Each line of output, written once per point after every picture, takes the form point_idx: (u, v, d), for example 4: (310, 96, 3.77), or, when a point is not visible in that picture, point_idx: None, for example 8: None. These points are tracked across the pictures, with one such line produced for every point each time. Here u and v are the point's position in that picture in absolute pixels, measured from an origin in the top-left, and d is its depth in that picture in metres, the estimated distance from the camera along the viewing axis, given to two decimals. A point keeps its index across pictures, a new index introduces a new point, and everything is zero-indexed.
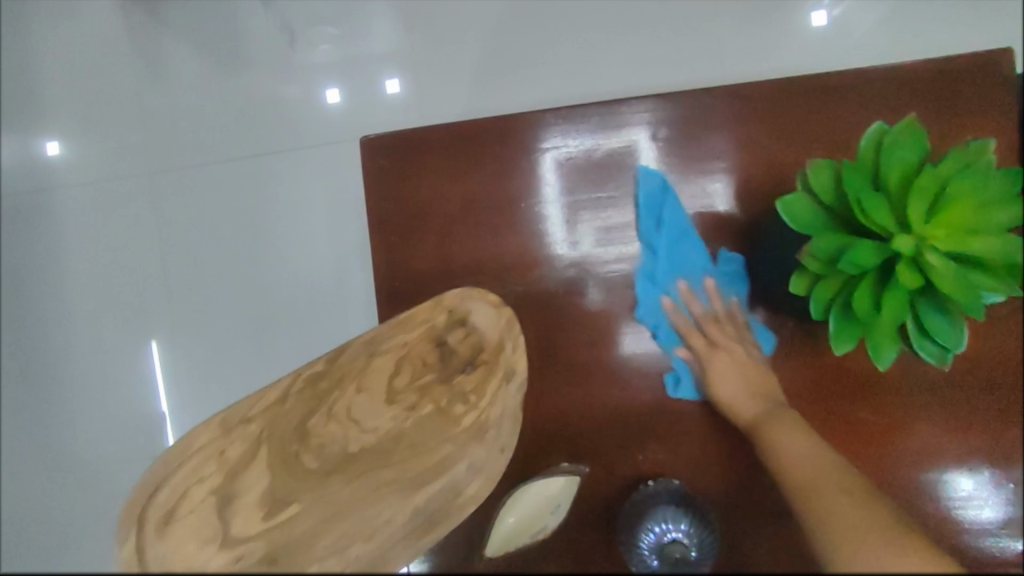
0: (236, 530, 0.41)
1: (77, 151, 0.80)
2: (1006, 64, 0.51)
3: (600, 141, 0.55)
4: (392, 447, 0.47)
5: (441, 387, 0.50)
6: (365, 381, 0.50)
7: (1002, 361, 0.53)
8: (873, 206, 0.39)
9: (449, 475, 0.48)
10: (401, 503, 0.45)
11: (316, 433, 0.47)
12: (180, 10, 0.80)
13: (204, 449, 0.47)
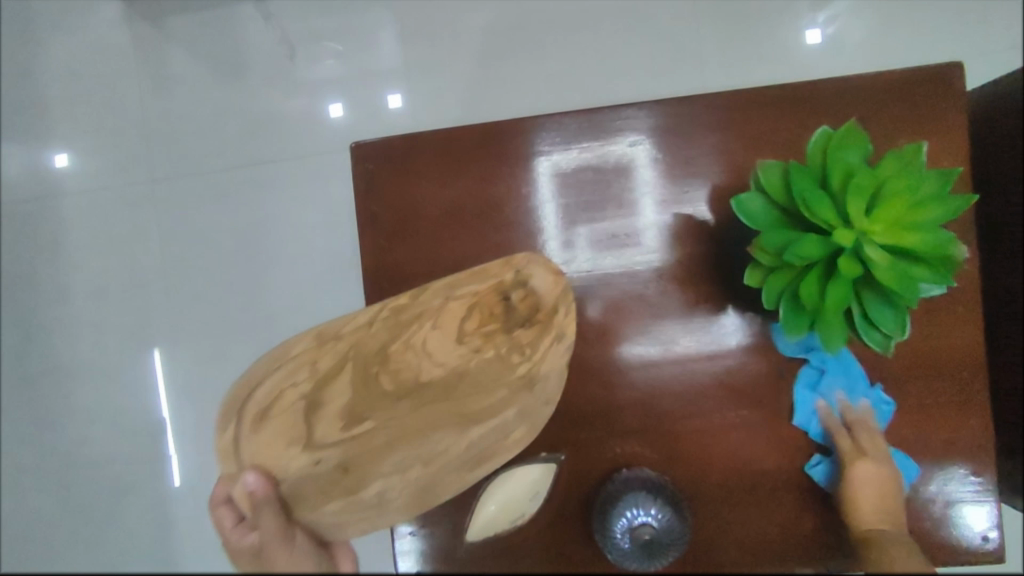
0: (319, 434, 0.44)
1: (88, 160, 0.90)
2: (959, 74, 0.53)
3: (590, 159, 0.57)
4: (456, 385, 0.46)
5: (504, 339, 0.46)
6: (440, 317, 0.47)
7: (963, 358, 0.55)
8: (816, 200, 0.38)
9: (502, 417, 0.47)
10: (458, 436, 0.46)
11: (391, 361, 0.46)
12: (186, 26, 0.90)
13: (300, 357, 0.48)
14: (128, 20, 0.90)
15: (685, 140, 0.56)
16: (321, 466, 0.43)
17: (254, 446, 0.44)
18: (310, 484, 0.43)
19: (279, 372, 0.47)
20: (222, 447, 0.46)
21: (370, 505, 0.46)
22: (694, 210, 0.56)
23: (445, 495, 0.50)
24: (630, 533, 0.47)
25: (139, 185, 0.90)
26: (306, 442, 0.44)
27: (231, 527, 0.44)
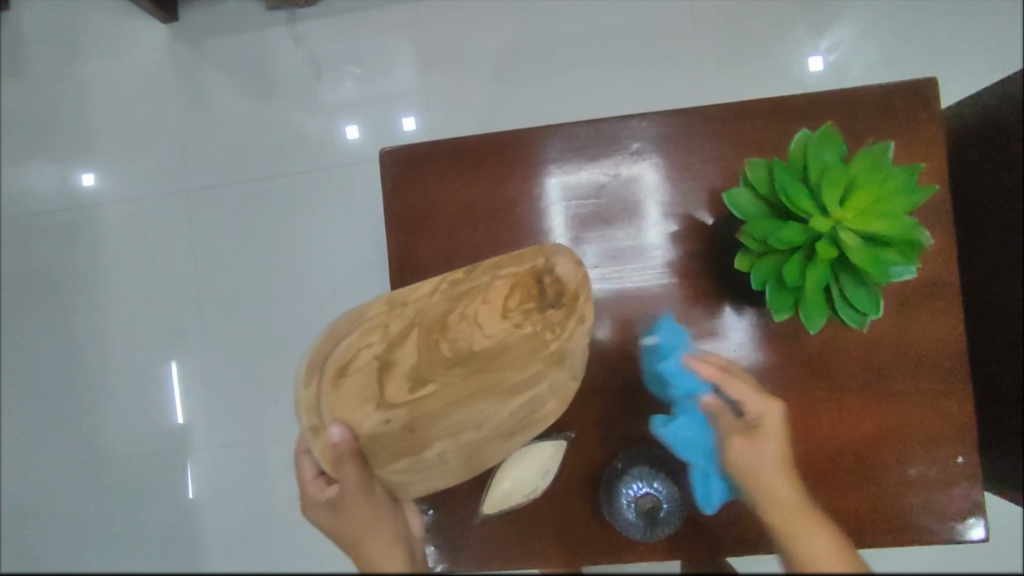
0: (389, 395, 0.49)
1: (133, 177, 1.01)
2: (934, 88, 0.58)
3: (603, 175, 0.62)
4: (499, 358, 0.49)
5: (539, 319, 0.49)
6: (491, 292, 0.50)
7: (946, 349, 0.58)
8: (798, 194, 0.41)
9: (536, 389, 0.51)
10: (500, 404, 0.50)
11: (450, 330, 0.49)
12: (221, 49, 0.99)
13: (374, 320, 0.51)
14: (172, 46, 1.00)
15: (682, 145, 0.61)
16: (390, 425, 0.49)
17: (333, 403, 0.49)
18: (382, 440, 0.49)
19: (353, 333, 0.50)
20: (305, 403, 0.50)
21: (428, 462, 0.51)
22: (690, 209, 0.60)
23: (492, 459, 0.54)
24: (635, 503, 0.54)
25: (171, 195, 1.01)
26: (380, 401, 0.49)
27: (312, 478, 0.51)
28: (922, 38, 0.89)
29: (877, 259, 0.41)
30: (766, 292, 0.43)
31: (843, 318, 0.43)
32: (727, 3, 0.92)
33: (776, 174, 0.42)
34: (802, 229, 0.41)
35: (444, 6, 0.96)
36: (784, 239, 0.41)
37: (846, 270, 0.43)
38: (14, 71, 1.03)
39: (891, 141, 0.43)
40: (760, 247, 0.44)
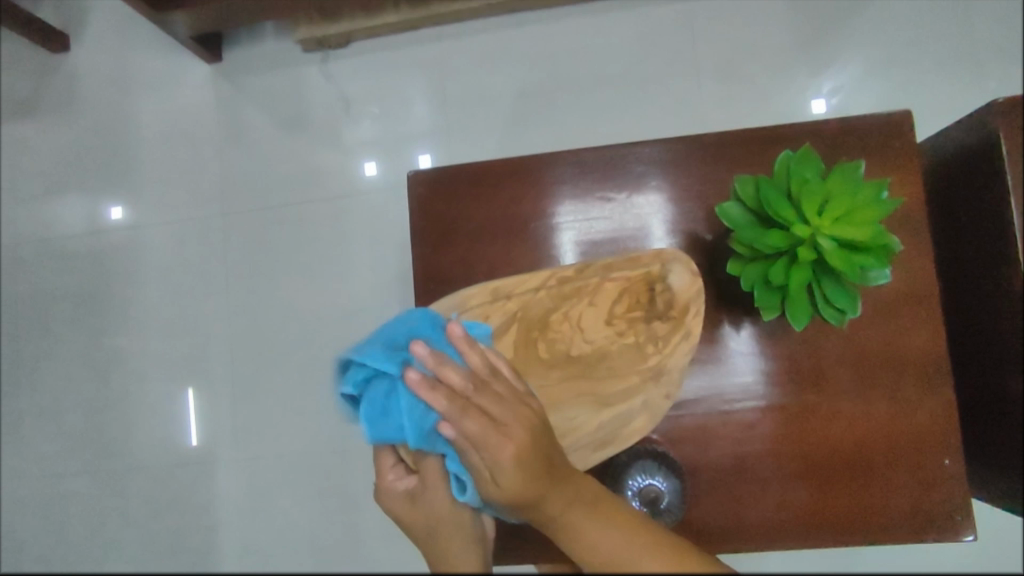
0: None
1: (175, 203, 1.09)
2: (910, 118, 0.64)
3: (610, 202, 0.67)
4: (598, 362, 0.60)
5: (644, 328, 0.60)
6: (599, 297, 0.60)
7: (933, 358, 0.62)
8: (779, 206, 0.46)
9: (630, 401, 0.60)
10: (592, 412, 0.59)
11: (560, 329, 0.60)
12: (260, 87, 1.08)
13: (481, 307, 0.61)
14: (214, 84, 1.09)
15: (684, 166, 0.66)
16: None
17: None
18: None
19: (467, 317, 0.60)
20: None
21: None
22: (692, 226, 0.66)
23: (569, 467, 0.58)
24: (640, 493, 0.57)
25: (209, 220, 1.08)
26: None
27: (391, 465, 0.53)
28: (906, 78, 0.96)
29: (852, 263, 0.45)
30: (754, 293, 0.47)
31: (824, 317, 0.47)
32: (725, 46, 1.00)
33: (759, 189, 0.47)
34: (783, 236, 0.46)
35: (465, 48, 1.05)
36: (769, 244, 0.46)
37: (826, 274, 0.47)
38: (69, 107, 1.13)
39: (865, 158, 0.47)
40: (749, 253, 0.48)
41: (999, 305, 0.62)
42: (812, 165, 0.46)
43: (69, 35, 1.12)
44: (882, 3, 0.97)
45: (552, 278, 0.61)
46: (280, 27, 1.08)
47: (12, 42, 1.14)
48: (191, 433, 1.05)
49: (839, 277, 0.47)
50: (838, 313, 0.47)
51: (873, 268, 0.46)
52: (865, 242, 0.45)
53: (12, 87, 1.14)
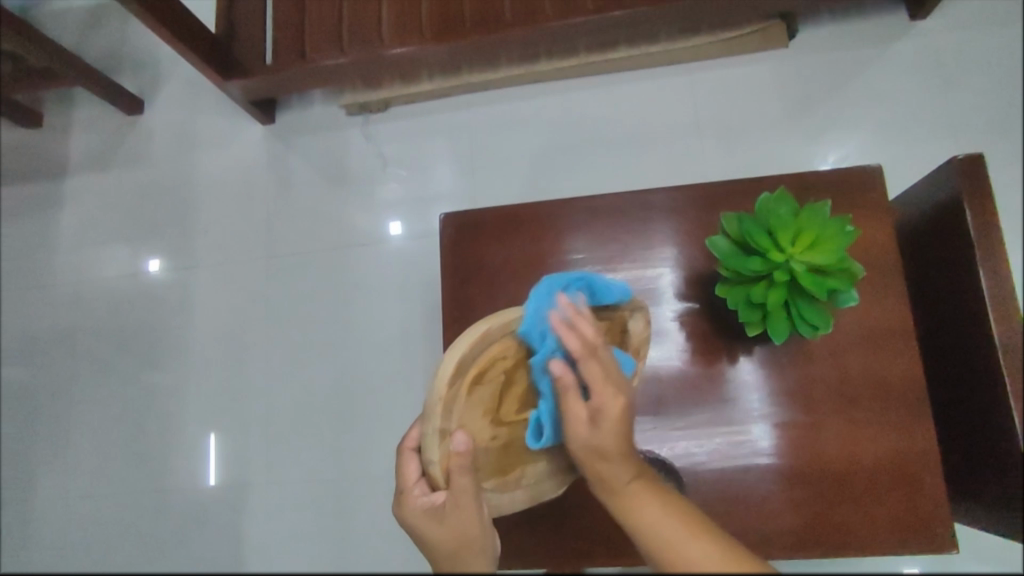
0: (503, 413, 0.53)
1: (224, 246, 1.20)
2: (877, 172, 0.71)
3: (627, 270, 0.75)
4: None
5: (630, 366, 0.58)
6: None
7: (913, 381, 0.66)
8: (757, 237, 0.54)
9: None
10: None
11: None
12: (307, 145, 1.22)
13: (505, 340, 0.53)
14: (267, 142, 1.23)
15: (683, 210, 0.75)
16: (496, 442, 0.53)
17: (463, 410, 0.51)
18: (486, 456, 0.52)
19: (493, 343, 0.52)
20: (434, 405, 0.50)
21: (510, 487, 0.54)
22: (691, 263, 0.74)
23: (548, 494, 0.57)
24: None
25: (253, 261, 1.19)
26: (496, 416, 0.53)
27: (415, 479, 0.53)
28: (887, 143, 1.06)
29: (820, 283, 0.52)
30: (738, 310, 0.54)
31: (801, 332, 0.54)
32: (724, 113, 1.11)
33: (741, 223, 0.55)
34: (760, 262, 0.53)
35: (491, 113, 1.17)
36: (749, 268, 0.54)
37: (800, 293, 0.54)
38: (137, 160, 1.26)
39: (829, 198, 0.55)
40: (734, 277, 0.56)
41: (975, 340, 0.68)
42: (785, 203, 0.54)
43: (144, 99, 1.27)
44: (864, 78, 1.08)
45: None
46: (329, 94, 1.22)
47: (93, 104, 1.29)
48: (213, 469, 1.12)
49: (811, 297, 0.54)
50: (812, 328, 0.54)
51: (839, 289, 0.53)
52: (832, 268, 0.53)
53: (89, 143, 1.28)
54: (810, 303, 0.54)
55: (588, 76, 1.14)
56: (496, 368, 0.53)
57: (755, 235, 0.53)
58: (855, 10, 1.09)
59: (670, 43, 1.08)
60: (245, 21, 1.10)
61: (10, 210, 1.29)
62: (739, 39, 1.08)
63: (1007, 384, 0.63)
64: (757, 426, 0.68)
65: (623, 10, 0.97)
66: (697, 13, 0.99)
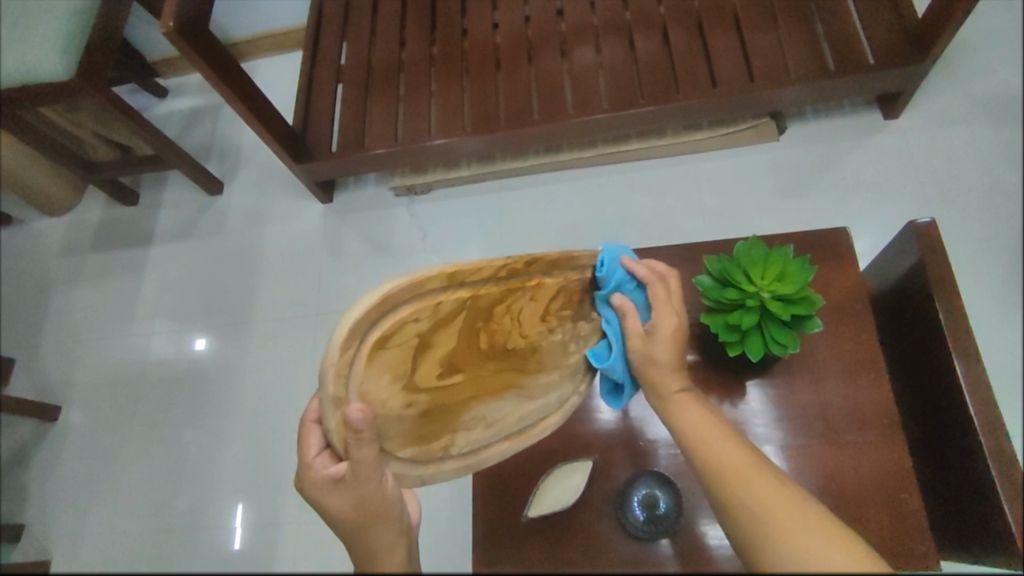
0: (419, 377, 0.54)
1: (279, 304, 1.36)
2: (844, 234, 0.84)
3: None
4: (527, 356, 0.61)
5: (570, 324, 0.63)
6: (540, 292, 0.59)
7: (885, 411, 0.74)
8: (732, 273, 0.69)
9: (544, 399, 0.65)
10: (515, 406, 0.63)
11: (535, 323, 0.60)
12: (359, 219, 1.40)
13: (431, 294, 0.51)
14: (324, 218, 1.42)
15: (678, 261, 0.86)
16: (409, 408, 0.54)
17: (366, 377, 0.50)
18: (396, 423, 0.54)
19: (404, 306, 0.49)
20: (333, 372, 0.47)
21: (434, 454, 0.59)
22: (688, 305, 0.84)
23: (476, 453, 0.63)
24: (641, 506, 0.70)
25: (303, 318, 1.34)
26: (407, 382, 0.53)
27: (316, 452, 0.59)
28: (872, 221, 1.18)
29: (784, 307, 0.67)
30: (720, 331, 0.69)
31: (773, 350, 0.68)
32: (724, 194, 1.26)
33: (721, 264, 0.71)
34: (735, 292, 0.68)
35: (518, 194, 1.35)
36: (727, 297, 0.69)
37: (770, 319, 0.68)
38: (213, 232, 1.46)
39: (789, 243, 0.71)
40: (716, 306, 0.71)
41: (943, 374, 0.75)
42: (754, 247, 0.70)
43: (224, 181, 1.50)
44: (846, 167, 1.23)
45: (504, 268, 0.54)
46: (381, 179, 1.43)
47: (182, 187, 1.52)
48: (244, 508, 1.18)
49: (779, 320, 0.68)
50: (782, 347, 0.68)
51: (802, 313, 0.68)
52: (795, 297, 0.68)
53: (174, 218, 1.50)
54: (779, 325, 0.68)
55: (604, 165, 1.32)
56: (416, 326, 0.51)
57: (731, 271, 0.69)
58: (835, 111, 1.27)
59: (674, 138, 1.28)
60: (317, 117, 1.33)
61: (99, 274, 1.48)
62: (735, 134, 1.27)
63: (972, 407, 0.70)
64: (767, 447, 0.74)
65: (637, 109, 1.18)
66: (695, 113, 1.19)
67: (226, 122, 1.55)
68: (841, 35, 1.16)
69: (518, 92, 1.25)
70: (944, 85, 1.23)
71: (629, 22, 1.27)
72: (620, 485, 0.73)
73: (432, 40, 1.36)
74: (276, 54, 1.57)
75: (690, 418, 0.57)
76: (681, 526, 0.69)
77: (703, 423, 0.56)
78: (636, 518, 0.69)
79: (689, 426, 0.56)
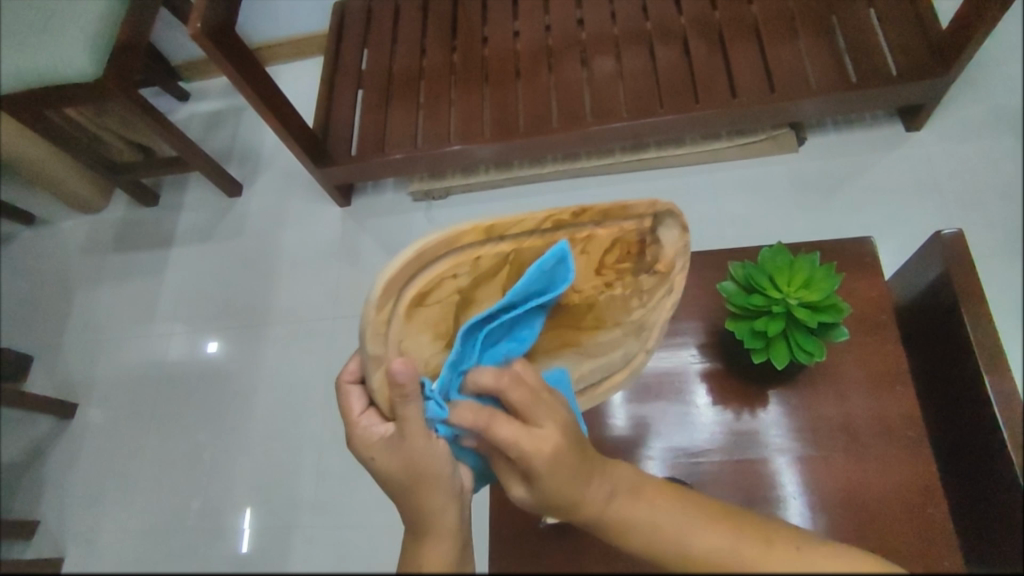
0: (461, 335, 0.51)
1: (295, 305, 1.37)
2: (866, 244, 0.84)
3: (646, 369, 0.80)
4: (584, 313, 0.54)
5: (630, 277, 0.53)
6: (592, 246, 0.49)
7: (910, 422, 0.72)
8: (758, 279, 0.72)
9: (612, 354, 0.59)
10: (574, 364, 0.58)
11: (588, 278, 0.51)
12: (376, 223, 1.41)
13: (466, 247, 0.46)
14: (342, 221, 1.43)
15: (699, 269, 0.86)
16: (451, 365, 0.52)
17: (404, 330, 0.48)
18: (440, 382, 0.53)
19: (443, 261, 0.46)
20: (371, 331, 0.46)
21: None
22: (710, 312, 0.83)
23: None
24: None
25: (320, 320, 1.34)
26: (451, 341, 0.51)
27: (362, 411, 0.57)
28: (895, 233, 1.17)
29: (810, 312, 0.69)
30: (745, 336, 0.71)
31: (797, 356, 0.70)
32: (742, 204, 1.26)
33: (747, 270, 0.73)
34: (761, 299, 0.71)
35: (535, 200, 1.35)
36: (752, 303, 0.71)
37: (795, 325, 0.70)
38: (232, 233, 1.47)
39: (816, 250, 0.73)
40: (742, 312, 0.73)
41: (972, 388, 0.74)
42: (781, 255, 0.73)
43: (245, 185, 1.51)
44: (868, 179, 1.22)
45: (547, 219, 0.46)
46: (399, 185, 1.44)
47: (203, 189, 1.54)
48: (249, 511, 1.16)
49: (805, 327, 0.70)
50: (807, 353, 0.70)
51: (826, 320, 0.69)
52: (819, 304, 0.70)
53: (195, 220, 1.51)
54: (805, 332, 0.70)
55: (623, 172, 1.32)
56: (456, 283, 0.48)
57: (757, 277, 0.72)
58: (855, 123, 1.27)
59: (693, 146, 1.28)
60: (338, 121, 1.35)
61: (120, 275, 1.49)
62: (753, 144, 1.27)
63: (1001, 419, 0.69)
64: (780, 457, 0.73)
65: (656, 117, 1.18)
66: (716, 122, 1.19)
67: (249, 127, 1.57)
68: (863, 46, 1.16)
69: (538, 100, 1.26)
70: (967, 98, 1.22)
71: (650, 33, 1.27)
72: None
73: (453, 48, 1.37)
74: (298, 61, 1.60)
75: (641, 508, 0.46)
76: None
77: (663, 513, 0.45)
78: None
79: (648, 518, 0.45)
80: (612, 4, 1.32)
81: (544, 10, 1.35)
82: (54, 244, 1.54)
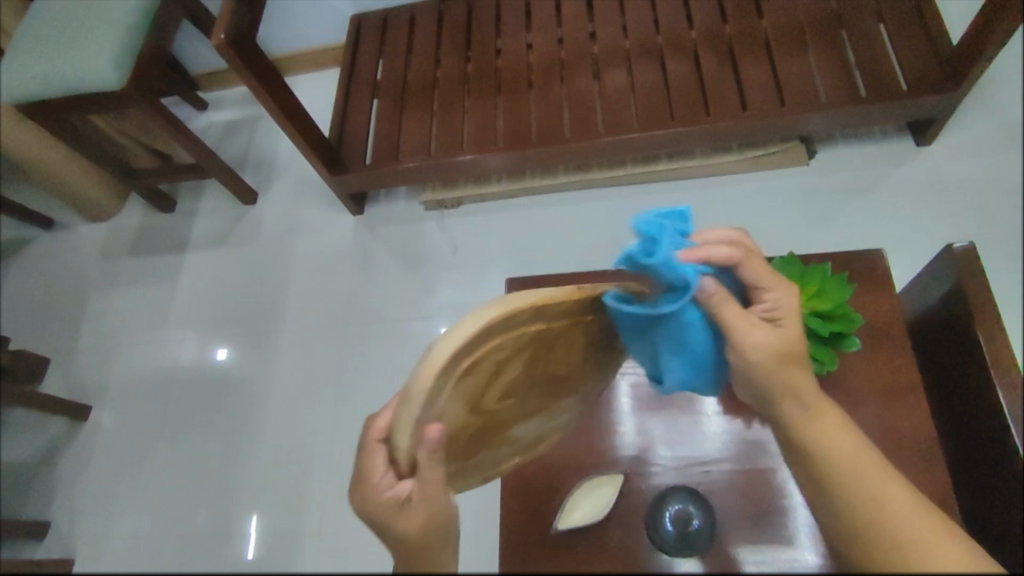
0: (484, 400, 0.52)
1: (306, 311, 1.38)
2: (877, 256, 0.85)
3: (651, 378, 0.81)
4: (563, 382, 0.60)
5: (605, 352, 0.63)
6: (592, 325, 0.58)
7: (924, 434, 0.72)
8: None
9: (562, 417, 0.67)
10: (541, 424, 0.64)
11: (575, 354, 0.59)
12: (388, 231, 1.43)
13: (526, 324, 0.49)
14: (356, 228, 1.45)
15: None
16: (463, 430, 0.51)
17: (455, 394, 0.46)
18: (452, 444, 0.51)
19: (499, 333, 0.47)
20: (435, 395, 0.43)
21: (465, 472, 0.57)
22: None
23: (504, 465, 0.64)
24: (674, 521, 0.69)
25: (330, 326, 1.35)
26: (473, 407, 0.51)
27: (381, 471, 0.52)
28: (905, 245, 1.18)
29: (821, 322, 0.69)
30: None
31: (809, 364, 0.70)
32: (752, 215, 1.26)
33: None
34: None
35: (546, 210, 1.36)
36: None
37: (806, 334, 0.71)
38: (247, 238, 1.50)
39: (828, 259, 0.74)
40: None
41: (986, 401, 0.74)
42: (792, 265, 0.74)
43: (260, 192, 1.54)
44: (878, 192, 1.23)
45: (573, 304, 0.53)
46: (412, 194, 1.46)
47: (218, 196, 1.57)
48: None
49: (816, 336, 0.71)
50: (818, 363, 0.70)
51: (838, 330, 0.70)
52: (831, 314, 0.71)
53: (209, 226, 1.54)
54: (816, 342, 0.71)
55: (634, 184, 1.33)
56: (498, 353, 0.49)
57: None
58: (865, 136, 1.27)
59: (704, 158, 1.29)
60: (353, 130, 1.37)
61: (135, 279, 1.52)
62: (763, 157, 1.28)
63: (1015, 434, 0.68)
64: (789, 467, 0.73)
65: (667, 129, 1.19)
66: (727, 135, 1.20)
67: (264, 135, 1.60)
68: (874, 61, 1.17)
69: (550, 111, 1.27)
70: (978, 113, 1.23)
71: (661, 47, 1.29)
72: (652, 499, 0.72)
73: (466, 59, 1.39)
74: (313, 72, 1.63)
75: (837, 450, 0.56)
76: (715, 540, 0.69)
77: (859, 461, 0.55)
78: (666, 531, 0.69)
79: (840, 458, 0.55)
80: (624, 18, 1.33)
81: (556, 24, 1.37)
82: (72, 248, 1.57)
